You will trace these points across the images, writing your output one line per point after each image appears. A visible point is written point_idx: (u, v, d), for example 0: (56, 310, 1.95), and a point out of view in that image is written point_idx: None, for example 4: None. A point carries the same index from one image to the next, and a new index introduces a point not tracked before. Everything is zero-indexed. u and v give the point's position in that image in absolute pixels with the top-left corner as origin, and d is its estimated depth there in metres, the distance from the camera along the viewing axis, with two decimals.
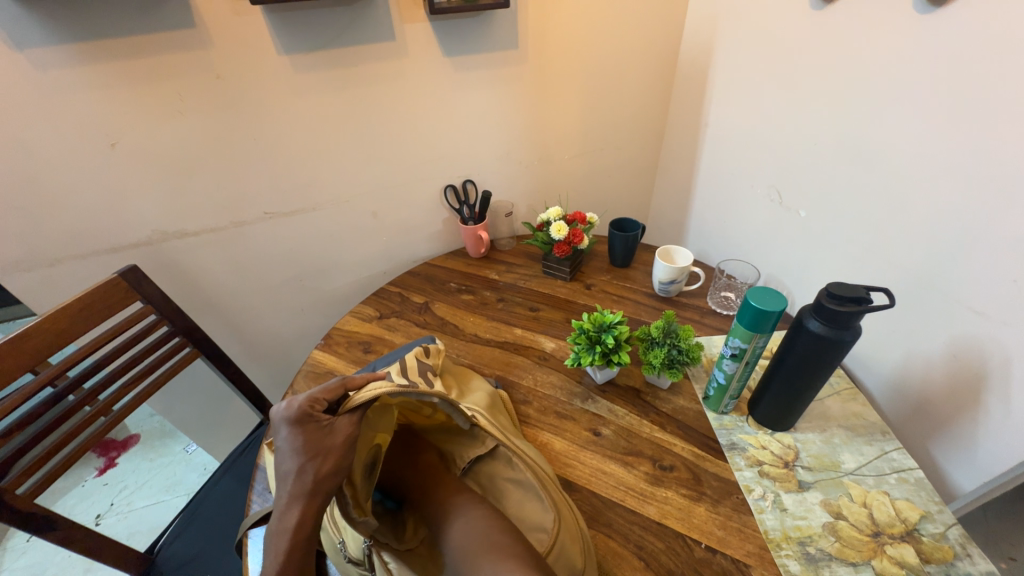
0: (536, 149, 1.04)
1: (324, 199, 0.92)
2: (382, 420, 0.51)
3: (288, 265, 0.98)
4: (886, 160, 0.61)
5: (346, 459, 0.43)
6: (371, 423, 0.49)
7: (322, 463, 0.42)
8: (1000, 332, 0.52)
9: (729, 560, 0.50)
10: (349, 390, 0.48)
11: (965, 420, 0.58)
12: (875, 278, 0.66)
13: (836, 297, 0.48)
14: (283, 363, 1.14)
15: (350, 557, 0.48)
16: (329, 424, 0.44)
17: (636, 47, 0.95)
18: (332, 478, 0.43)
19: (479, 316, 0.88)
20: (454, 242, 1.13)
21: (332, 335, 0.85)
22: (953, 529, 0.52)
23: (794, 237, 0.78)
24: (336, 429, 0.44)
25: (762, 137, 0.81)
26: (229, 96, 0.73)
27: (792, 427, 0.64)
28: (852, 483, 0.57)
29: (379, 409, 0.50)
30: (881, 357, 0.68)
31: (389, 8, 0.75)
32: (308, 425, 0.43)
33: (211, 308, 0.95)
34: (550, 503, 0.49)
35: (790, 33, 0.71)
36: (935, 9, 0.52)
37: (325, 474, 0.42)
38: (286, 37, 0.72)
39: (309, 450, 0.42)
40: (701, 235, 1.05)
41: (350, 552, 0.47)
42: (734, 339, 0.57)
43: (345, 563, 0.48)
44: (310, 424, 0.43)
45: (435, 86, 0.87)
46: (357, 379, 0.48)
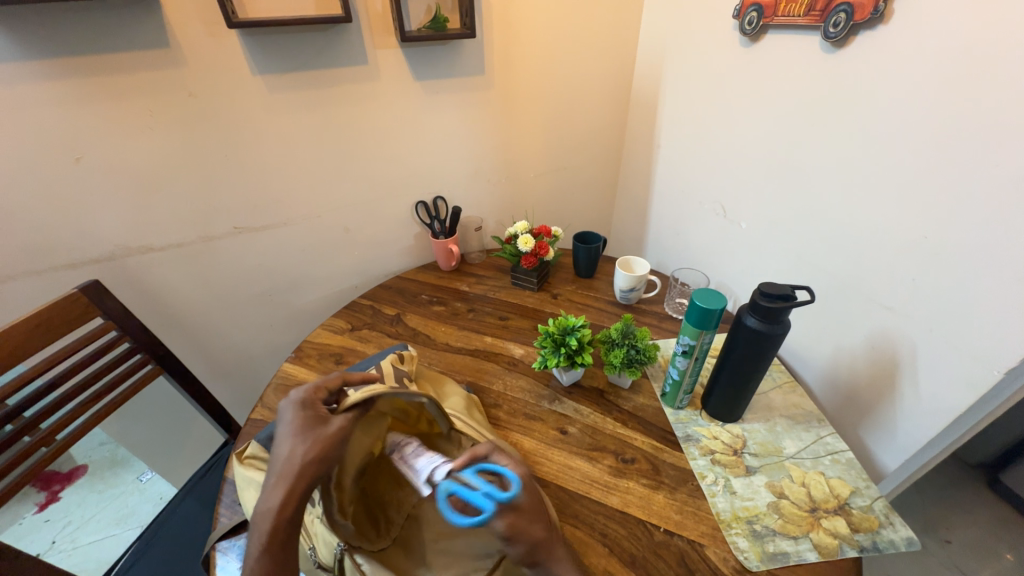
0: (503, 167, 1.10)
1: (294, 214, 0.94)
2: (377, 428, 0.52)
3: (258, 281, 0.98)
4: (808, 175, 0.69)
5: (331, 450, 0.46)
6: (367, 429, 0.51)
7: (310, 449, 0.45)
8: (905, 324, 0.60)
9: (685, 540, 0.54)
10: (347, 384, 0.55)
11: (885, 405, 0.66)
12: (805, 280, 0.74)
13: (768, 295, 0.55)
14: (250, 380, 1.12)
15: (320, 563, 0.49)
16: (326, 416, 0.48)
17: (594, 75, 1.03)
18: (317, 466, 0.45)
19: (450, 325, 0.91)
20: (425, 256, 1.16)
21: (303, 348, 0.85)
22: (879, 502, 0.58)
23: (736, 247, 0.87)
24: (331, 422, 0.47)
25: (706, 157, 0.90)
26: (201, 114, 0.75)
27: (740, 418, 0.70)
28: (793, 466, 0.63)
29: (374, 415, 0.52)
30: (816, 352, 0.76)
31: (362, 35, 0.80)
32: (308, 411, 0.49)
33: (175, 323, 0.93)
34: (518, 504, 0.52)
35: (725, 66, 0.80)
36: (837, 51, 0.61)
37: (309, 461, 0.45)
38: (260, 59, 0.75)
39: (302, 434, 0.46)
40: (658, 248, 1.13)
41: (321, 557, 0.49)
42: (683, 337, 0.63)
43: (316, 569, 0.49)
44: (309, 411, 0.49)
45: (406, 107, 0.91)
46: (354, 377, 0.56)
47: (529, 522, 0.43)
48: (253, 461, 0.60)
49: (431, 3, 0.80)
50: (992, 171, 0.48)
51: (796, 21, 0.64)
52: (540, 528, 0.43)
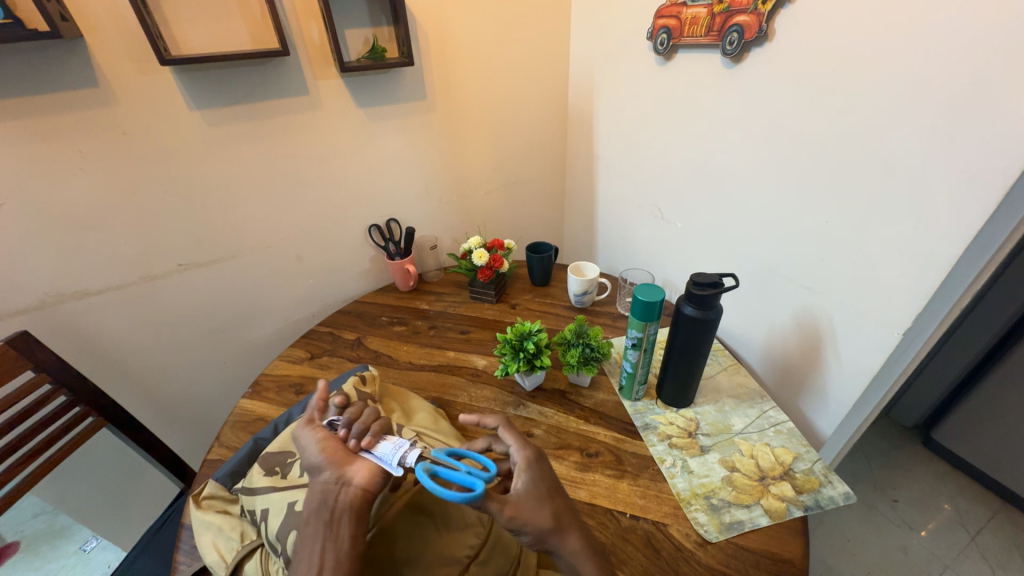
0: (454, 186, 1.13)
1: (243, 246, 0.92)
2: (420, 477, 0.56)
3: (207, 317, 0.95)
4: (726, 175, 0.77)
5: (327, 441, 0.53)
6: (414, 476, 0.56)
7: (313, 448, 0.52)
8: (821, 299, 0.68)
9: (650, 522, 0.57)
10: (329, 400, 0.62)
11: (816, 375, 0.72)
12: (736, 269, 0.81)
13: (699, 284, 0.60)
14: (205, 424, 1.07)
15: None
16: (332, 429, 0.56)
17: (531, 95, 1.09)
18: (322, 455, 0.51)
19: (412, 344, 0.92)
20: (382, 278, 1.17)
21: (260, 382, 0.83)
22: (818, 464, 0.63)
23: (674, 244, 0.93)
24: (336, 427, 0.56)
25: (640, 164, 0.97)
26: (136, 151, 0.74)
27: (692, 403, 0.74)
28: (741, 440, 0.68)
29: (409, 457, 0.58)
30: (754, 334, 0.83)
31: (301, 66, 0.82)
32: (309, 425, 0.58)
33: (118, 371, 0.88)
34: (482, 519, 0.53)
35: (647, 81, 0.87)
36: (736, 65, 0.69)
37: (319, 455, 0.51)
38: (197, 94, 0.75)
39: (309, 433, 0.55)
40: (608, 253, 1.19)
41: None
42: (631, 330, 0.67)
43: None
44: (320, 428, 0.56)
45: (352, 134, 0.93)
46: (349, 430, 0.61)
47: (533, 509, 0.47)
48: (210, 503, 0.58)
49: (368, 34, 0.84)
50: (869, 160, 0.56)
51: (699, 41, 0.72)
52: (546, 514, 0.47)
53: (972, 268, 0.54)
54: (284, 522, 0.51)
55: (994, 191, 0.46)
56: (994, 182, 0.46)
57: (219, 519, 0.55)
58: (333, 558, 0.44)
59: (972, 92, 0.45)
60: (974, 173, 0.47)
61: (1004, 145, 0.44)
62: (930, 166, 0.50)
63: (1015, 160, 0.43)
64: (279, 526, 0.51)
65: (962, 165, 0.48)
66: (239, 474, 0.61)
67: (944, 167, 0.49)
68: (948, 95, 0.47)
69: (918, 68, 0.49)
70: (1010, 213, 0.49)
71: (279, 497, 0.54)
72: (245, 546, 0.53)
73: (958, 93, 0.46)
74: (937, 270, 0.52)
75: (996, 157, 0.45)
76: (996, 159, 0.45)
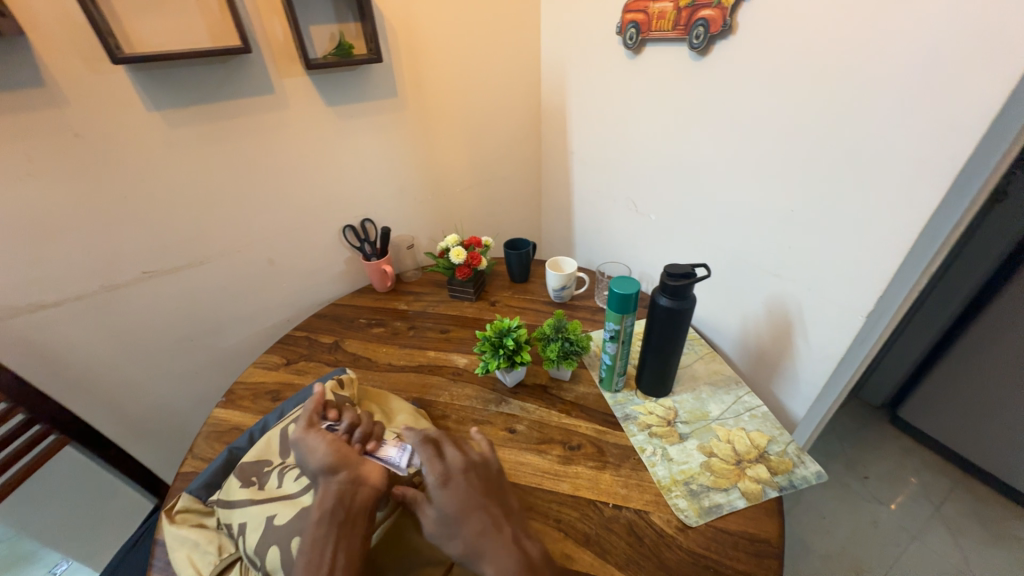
0: (429, 184, 1.12)
1: (211, 251, 0.89)
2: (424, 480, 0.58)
3: (177, 327, 0.91)
4: (696, 167, 0.78)
5: (337, 443, 0.54)
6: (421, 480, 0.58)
7: (321, 450, 0.53)
8: (790, 286, 0.70)
9: (632, 511, 0.58)
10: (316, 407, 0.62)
11: (787, 359, 0.75)
12: (709, 259, 0.83)
13: (673, 275, 0.61)
14: (179, 436, 1.03)
15: None
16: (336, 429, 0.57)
17: (504, 90, 1.09)
18: (336, 455, 0.52)
19: (392, 345, 0.91)
20: (359, 280, 1.15)
21: (234, 390, 0.81)
22: (791, 445, 0.65)
23: (648, 236, 0.95)
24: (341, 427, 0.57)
25: (613, 158, 0.98)
26: (91, 154, 0.71)
27: (670, 392, 0.76)
28: (718, 426, 0.69)
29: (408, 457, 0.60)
30: (728, 322, 0.85)
31: (265, 63, 0.79)
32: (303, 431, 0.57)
33: (81, 385, 0.84)
34: None
35: (618, 74, 0.88)
36: (702, 57, 0.70)
37: (329, 456, 0.52)
38: (154, 93, 0.72)
39: (315, 436, 0.55)
40: (585, 248, 1.20)
41: None
42: (609, 323, 0.68)
43: None
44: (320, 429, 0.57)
45: (322, 133, 0.91)
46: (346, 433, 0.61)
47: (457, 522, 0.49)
48: (184, 517, 0.56)
49: (335, 30, 0.82)
50: (831, 150, 0.58)
51: (666, 35, 0.73)
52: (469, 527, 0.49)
53: (927, 251, 0.57)
54: (264, 536, 0.49)
55: (946, 177, 0.48)
56: (946, 168, 0.48)
57: (195, 534, 0.53)
58: (344, 558, 0.46)
59: (922, 83, 0.48)
60: (927, 159, 0.49)
61: (953, 132, 0.46)
62: (887, 153, 0.53)
63: (964, 146, 0.46)
64: (259, 540, 0.49)
65: (915, 152, 0.50)
66: (215, 486, 0.59)
67: (902, 154, 0.51)
68: (901, 85, 0.49)
69: (870, 57, 0.51)
70: (959, 198, 0.52)
71: (258, 510, 0.52)
72: (223, 560, 0.51)
73: (910, 83, 0.48)
74: (897, 253, 0.55)
75: (950, 143, 0.47)
76: (946, 146, 0.47)
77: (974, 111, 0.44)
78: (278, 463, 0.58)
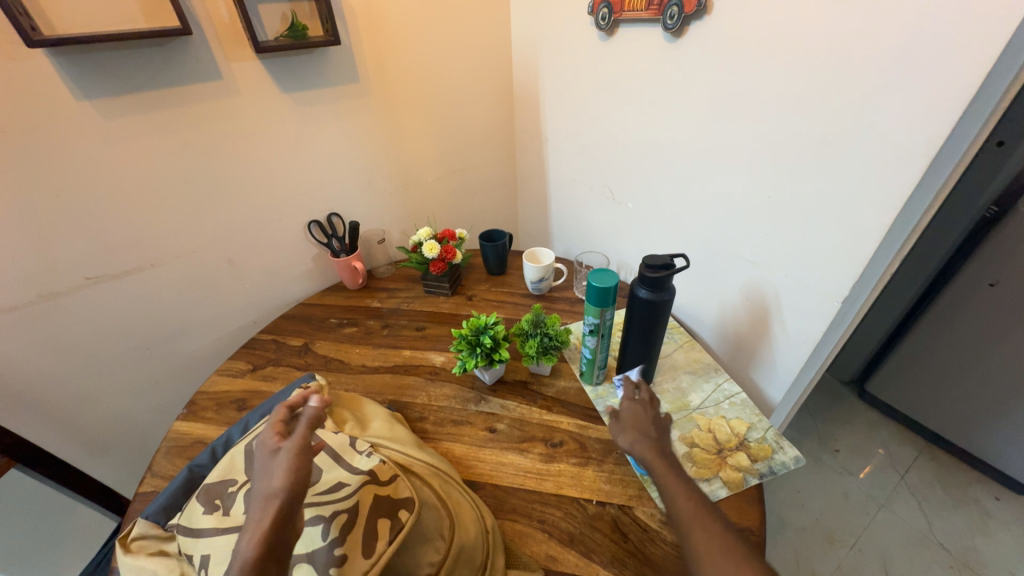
0: (399, 174, 1.07)
1: (162, 253, 0.83)
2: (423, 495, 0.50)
3: (128, 334, 0.85)
4: (673, 153, 0.77)
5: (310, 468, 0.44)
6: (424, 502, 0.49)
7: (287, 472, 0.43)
8: (766, 273, 0.70)
9: (615, 507, 0.57)
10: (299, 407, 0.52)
11: (764, 345, 0.75)
12: (686, 247, 0.82)
13: (652, 267, 0.59)
14: (141, 449, 0.97)
15: None
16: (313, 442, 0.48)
17: (474, 74, 1.04)
18: (296, 484, 0.43)
19: (365, 346, 0.87)
20: (329, 277, 1.10)
21: (196, 401, 0.76)
22: (770, 431, 0.66)
23: (626, 225, 0.93)
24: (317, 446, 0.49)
25: (589, 145, 0.95)
26: (12, 150, 0.63)
27: (651, 382, 0.75)
28: (699, 415, 0.69)
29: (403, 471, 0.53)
30: (706, 310, 0.84)
31: (210, 46, 0.72)
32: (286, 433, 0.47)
33: (23, 403, 0.77)
34: (482, 542, 0.50)
35: (590, 57, 0.85)
36: (676, 40, 0.68)
37: (290, 484, 0.43)
38: (83, 81, 0.65)
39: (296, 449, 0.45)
40: (563, 237, 1.18)
41: None
42: (588, 317, 0.66)
43: None
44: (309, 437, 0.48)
45: (279, 122, 0.85)
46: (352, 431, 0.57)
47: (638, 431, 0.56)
48: (141, 544, 0.52)
49: (286, 9, 0.75)
50: (807, 133, 0.57)
51: (640, 15, 0.70)
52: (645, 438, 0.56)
53: (899, 236, 0.57)
54: None
55: (922, 160, 0.47)
56: (921, 152, 0.47)
57: (154, 565, 0.49)
58: None
59: (899, 64, 0.46)
60: (902, 143, 0.49)
61: (928, 115, 0.46)
62: (864, 137, 0.52)
63: (939, 130, 0.45)
64: None
65: (889, 137, 0.50)
66: (175, 508, 0.56)
67: (876, 139, 0.51)
68: (879, 68, 0.48)
69: (846, 39, 0.50)
70: (933, 181, 0.51)
71: (223, 541, 0.47)
72: None
73: (886, 64, 0.47)
74: (871, 239, 0.55)
75: (925, 126, 0.46)
76: (920, 130, 0.47)
77: (950, 91, 0.44)
78: (243, 482, 0.53)
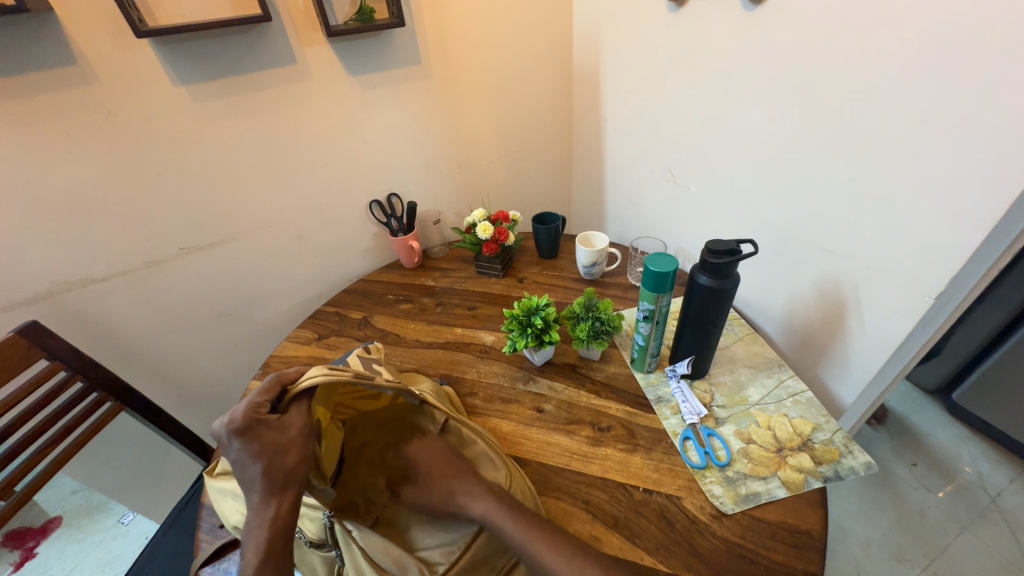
0: (455, 156, 1.09)
1: (242, 228, 0.90)
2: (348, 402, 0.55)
3: (213, 300, 0.94)
4: (745, 133, 0.71)
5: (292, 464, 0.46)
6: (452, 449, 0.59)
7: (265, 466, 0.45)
8: (845, 264, 0.64)
9: (663, 496, 0.56)
10: (287, 385, 0.50)
11: (837, 340, 0.70)
12: (752, 234, 0.77)
13: (715, 252, 0.56)
14: (223, 403, 1.09)
15: (310, 540, 0.53)
16: (278, 423, 0.47)
17: (532, 52, 1.02)
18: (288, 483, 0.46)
19: (419, 322, 0.90)
20: (387, 255, 1.15)
21: (270, 363, 0.83)
22: (838, 434, 0.61)
23: (687, 210, 0.89)
24: (289, 423, 0.47)
25: (650, 126, 0.91)
26: (123, 133, 0.71)
27: (707, 375, 0.72)
28: (758, 412, 0.66)
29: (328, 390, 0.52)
30: (772, 302, 0.79)
31: (286, 31, 0.77)
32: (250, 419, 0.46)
33: (128, 356, 0.89)
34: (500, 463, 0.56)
35: (657, 32, 0.81)
36: (755, 7, 0.63)
37: (268, 476, 0.45)
38: (179, 68, 0.71)
39: (289, 445, 0.47)
40: (617, 222, 1.15)
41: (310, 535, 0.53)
42: (643, 302, 0.64)
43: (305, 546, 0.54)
44: (261, 428, 0.46)
45: (345, 105, 0.89)
46: (290, 373, 0.51)
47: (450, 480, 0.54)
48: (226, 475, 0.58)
49: None
50: (907, 106, 0.51)
51: None
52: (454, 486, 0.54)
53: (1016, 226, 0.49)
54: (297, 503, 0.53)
55: None
56: None
57: (233, 485, 0.55)
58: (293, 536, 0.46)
59: None
60: None
61: None
62: (977, 115, 0.45)
63: None
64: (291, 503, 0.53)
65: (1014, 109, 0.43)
66: None
67: (999, 112, 0.44)
68: (1002, 28, 0.42)
69: None
70: None
71: None
72: None
73: (1016, 25, 0.41)
74: (978, 229, 0.48)
75: None
76: None
77: None
78: None
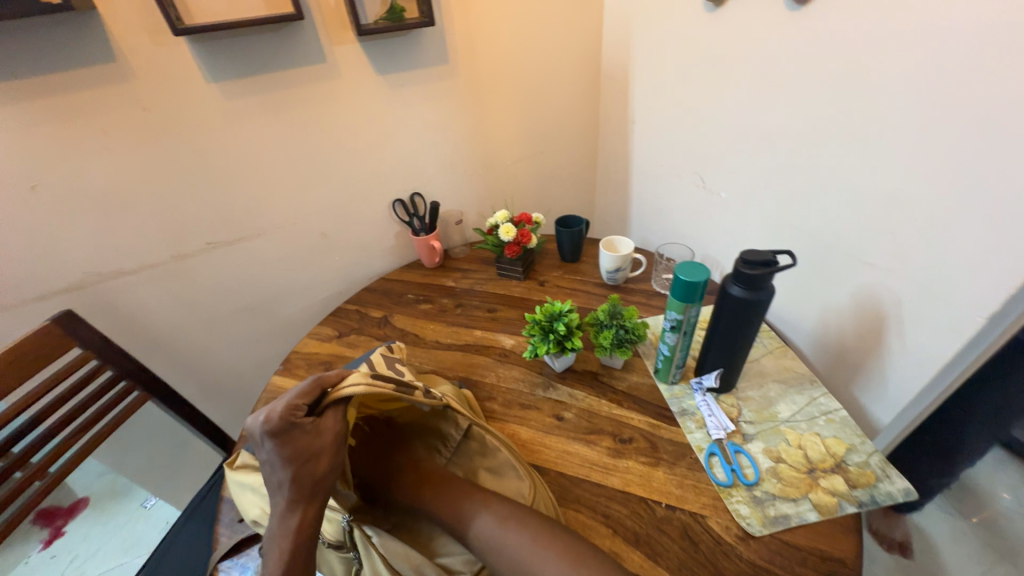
0: (479, 156, 1.08)
1: (268, 224, 0.91)
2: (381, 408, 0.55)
3: (237, 295, 0.95)
4: (782, 139, 0.69)
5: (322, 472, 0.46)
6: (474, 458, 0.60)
7: (296, 472, 0.45)
8: (887, 278, 0.61)
9: (686, 513, 0.55)
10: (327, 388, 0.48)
11: (874, 358, 0.66)
12: (786, 244, 0.74)
13: (750, 263, 0.54)
14: (244, 396, 1.11)
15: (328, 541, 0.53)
16: (313, 427, 0.46)
17: (560, 52, 1.01)
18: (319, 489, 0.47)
19: (439, 322, 0.90)
20: (408, 254, 1.15)
21: (291, 359, 0.84)
22: (875, 457, 0.58)
23: (717, 217, 0.86)
24: (324, 428, 0.47)
25: (681, 128, 0.89)
26: (156, 129, 0.73)
27: (734, 388, 0.70)
28: (788, 430, 0.63)
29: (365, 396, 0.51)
30: (805, 315, 0.76)
31: (317, 29, 0.77)
32: (285, 424, 0.45)
33: (155, 346, 0.91)
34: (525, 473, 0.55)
35: (692, 32, 0.79)
36: (799, 7, 0.60)
37: (297, 482, 0.45)
38: (213, 65, 0.72)
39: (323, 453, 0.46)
40: (642, 226, 1.12)
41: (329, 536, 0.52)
42: (670, 312, 0.62)
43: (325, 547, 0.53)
44: (295, 432, 0.45)
45: (371, 104, 0.89)
46: (332, 376, 0.49)
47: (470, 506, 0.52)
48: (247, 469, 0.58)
49: None
50: (964, 113, 0.48)
51: None
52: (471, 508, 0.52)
53: None
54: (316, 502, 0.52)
55: None
56: None
57: (255, 480, 0.55)
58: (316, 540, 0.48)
59: None
60: None
61: None
62: None
63: None
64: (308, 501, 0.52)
65: None
66: None
67: None
68: None
69: None
70: None
71: None
72: None
73: None
74: None
75: None
76: None
77: None
78: None
